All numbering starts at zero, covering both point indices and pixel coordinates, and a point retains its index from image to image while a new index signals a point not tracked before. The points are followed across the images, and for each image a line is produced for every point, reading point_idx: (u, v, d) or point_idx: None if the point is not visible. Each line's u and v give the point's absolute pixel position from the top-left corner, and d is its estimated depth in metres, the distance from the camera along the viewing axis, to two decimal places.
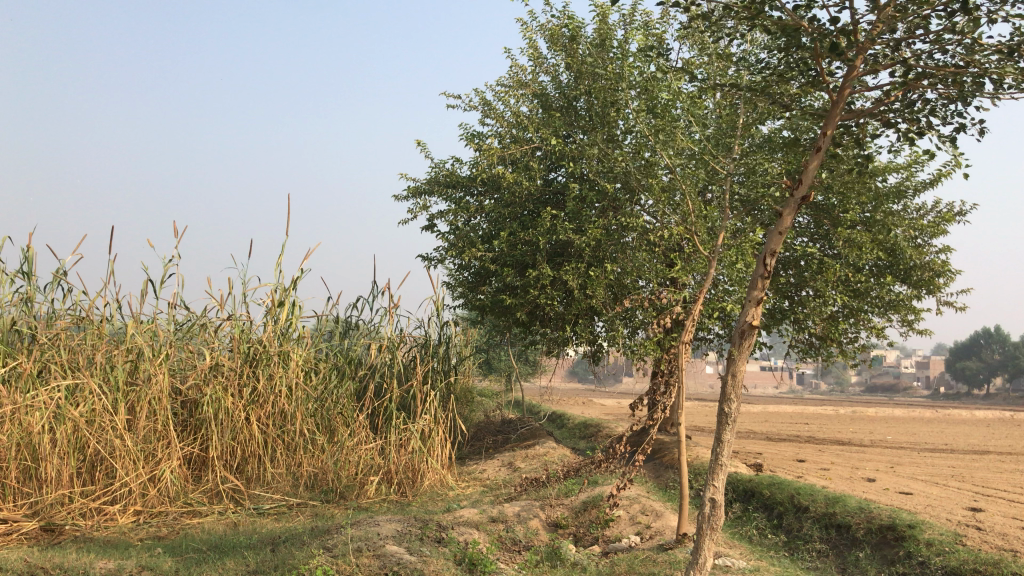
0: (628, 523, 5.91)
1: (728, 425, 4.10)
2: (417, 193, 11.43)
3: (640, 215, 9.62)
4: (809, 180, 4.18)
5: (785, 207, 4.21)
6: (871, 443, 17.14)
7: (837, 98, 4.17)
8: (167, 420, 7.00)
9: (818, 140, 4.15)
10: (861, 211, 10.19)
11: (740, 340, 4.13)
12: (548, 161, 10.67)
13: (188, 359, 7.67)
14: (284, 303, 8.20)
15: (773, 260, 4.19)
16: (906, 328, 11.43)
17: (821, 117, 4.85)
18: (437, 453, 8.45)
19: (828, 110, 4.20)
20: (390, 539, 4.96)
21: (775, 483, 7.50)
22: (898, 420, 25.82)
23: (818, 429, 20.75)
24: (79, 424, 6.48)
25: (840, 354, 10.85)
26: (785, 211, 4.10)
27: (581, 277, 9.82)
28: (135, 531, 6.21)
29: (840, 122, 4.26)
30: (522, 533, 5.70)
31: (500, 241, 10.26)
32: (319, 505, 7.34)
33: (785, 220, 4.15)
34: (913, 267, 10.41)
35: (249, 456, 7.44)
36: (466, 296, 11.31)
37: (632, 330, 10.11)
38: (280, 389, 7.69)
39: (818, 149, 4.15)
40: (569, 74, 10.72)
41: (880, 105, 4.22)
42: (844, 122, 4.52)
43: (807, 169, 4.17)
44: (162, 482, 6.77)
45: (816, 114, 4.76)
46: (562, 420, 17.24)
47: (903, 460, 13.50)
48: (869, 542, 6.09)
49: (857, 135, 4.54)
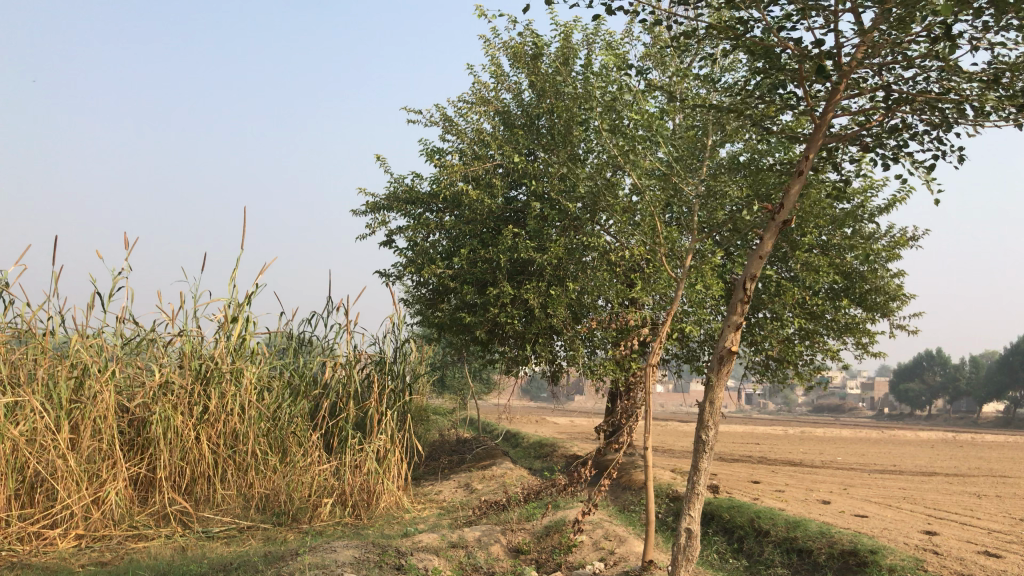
0: (591, 548, 5.79)
1: (706, 452, 4.04)
2: (376, 208, 11.27)
3: (602, 235, 9.59)
4: (790, 205, 4.16)
5: (767, 231, 4.18)
6: (823, 464, 17.33)
7: (820, 121, 4.17)
8: (113, 439, 6.69)
9: (801, 164, 4.14)
10: (818, 234, 10.33)
11: (718, 366, 4.08)
12: (509, 178, 10.60)
13: (135, 375, 7.40)
14: (238, 319, 7.96)
15: (752, 285, 4.15)
16: (860, 352, 11.55)
17: (795, 141, 4.85)
18: (393, 473, 8.26)
19: (810, 132, 4.19)
20: (348, 567, 4.78)
21: (734, 506, 7.47)
22: (847, 441, 26.20)
23: (769, 449, 20.93)
24: (18, 444, 6.18)
25: (796, 376, 10.93)
26: (766, 236, 4.06)
27: (542, 296, 9.74)
28: (76, 557, 5.92)
29: (821, 145, 4.26)
30: (483, 559, 5.57)
31: (460, 258, 10.13)
32: (271, 529, 7.11)
33: (766, 245, 4.10)
34: (868, 291, 10.53)
35: (198, 476, 7.17)
36: (424, 313, 11.16)
37: (591, 349, 10.06)
38: (232, 408, 7.45)
39: (801, 173, 4.14)
40: (532, 92, 10.69)
41: (861, 129, 4.23)
42: (823, 147, 4.52)
43: (789, 193, 4.15)
44: (107, 504, 6.47)
45: (792, 137, 4.76)
46: (517, 439, 17.12)
47: (855, 481, 13.64)
48: (831, 567, 6.07)
49: (835, 159, 4.54)
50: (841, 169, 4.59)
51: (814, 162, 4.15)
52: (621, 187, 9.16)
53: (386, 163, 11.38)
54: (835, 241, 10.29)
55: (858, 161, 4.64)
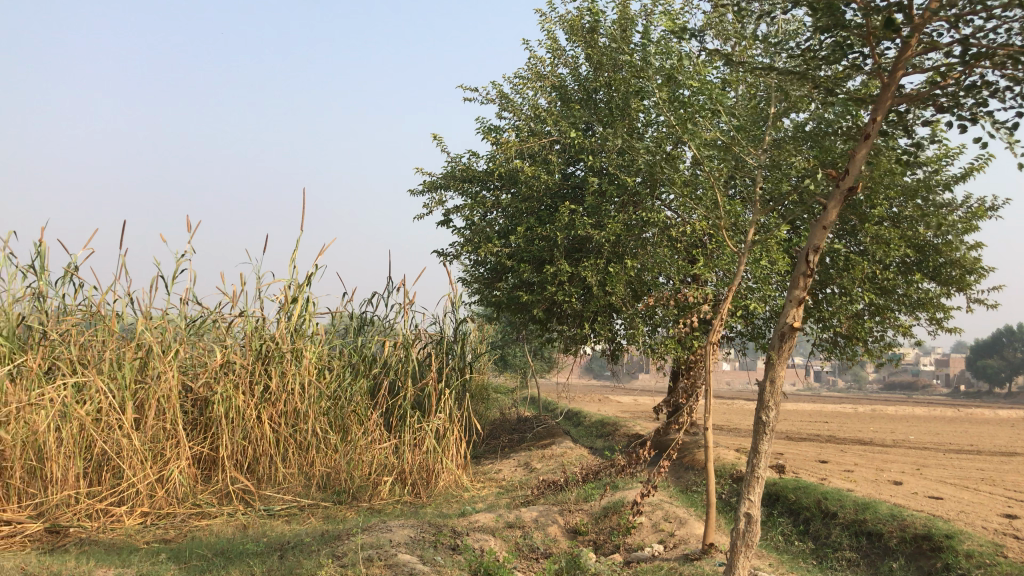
0: (650, 530, 5.67)
1: (766, 434, 3.87)
2: (433, 187, 11.23)
3: (662, 210, 9.36)
4: (855, 171, 3.93)
5: (830, 199, 3.96)
6: (895, 443, 16.82)
7: (890, 79, 3.93)
8: (177, 419, 6.81)
9: (867, 126, 3.91)
10: (889, 206, 9.92)
11: (779, 343, 3.90)
12: (566, 154, 10.45)
13: (199, 356, 7.50)
14: (298, 299, 7.99)
15: (815, 257, 3.93)
16: (934, 327, 11.12)
17: (862, 103, 4.60)
18: (451, 452, 8.24)
19: (879, 93, 3.95)
20: (403, 546, 4.75)
21: (800, 487, 7.24)
22: (922, 419, 25.39)
23: (839, 428, 20.43)
24: (85, 423, 6.31)
25: (866, 354, 10.58)
26: (831, 205, 3.84)
27: (600, 273, 9.59)
28: (141, 533, 6.05)
29: (890, 106, 4.02)
30: (540, 540, 5.50)
31: (517, 236, 10.03)
32: (331, 507, 7.16)
33: (829, 214, 3.89)
34: (944, 264, 10.09)
35: (260, 455, 7.27)
36: (483, 293, 11.12)
37: (652, 328, 9.86)
38: (292, 387, 7.51)
39: (867, 136, 3.91)
40: (589, 65, 10.47)
41: (935, 87, 3.97)
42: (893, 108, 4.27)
43: (855, 158, 3.92)
44: (171, 483, 6.60)
45: (859, 98, 4.52)
46: (579, 418, 17.02)
47: (930, 462, 13.17)
48: (903, 552, 5.84)
49: (905, 122, 4.29)
50: (913, 131, 4.33)
51: (882, 126, 3.92)
52: (681, 161, 8.93)
53: (443, 141, 11.34)
54: (908, 212, 9.88)
55: (932, 123, 4.38)
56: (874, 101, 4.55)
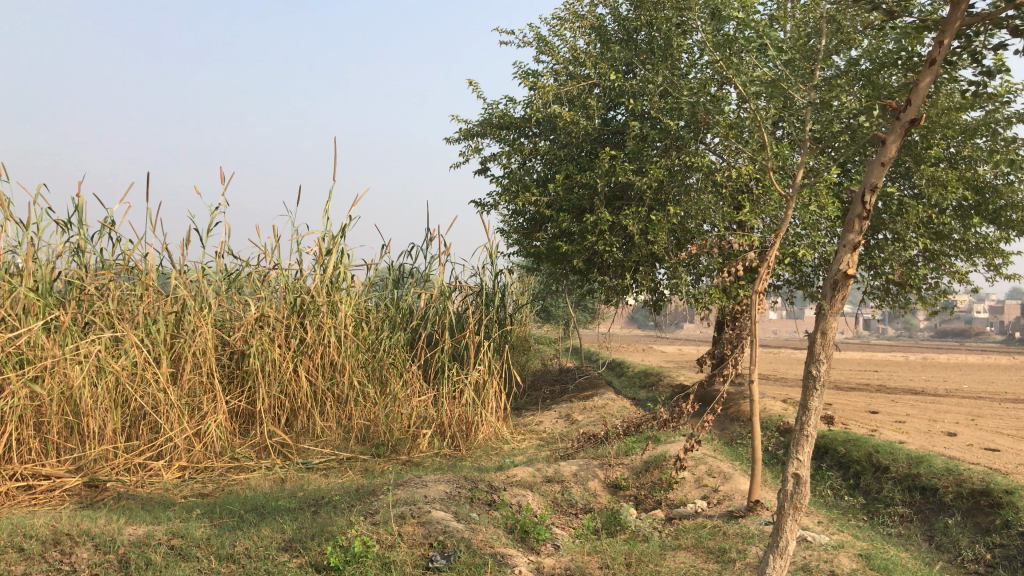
0: (693, 486, 5.49)
1: (816, 391, 3.60)
2: (470, 135, 10.98)
3: (707, 154, 9.00)
4: (918, 102, 3.58)
5: (889, 132, 3.63)
6: (948, 392, 16.36)
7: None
8: (213, 372, 6.77)
9: (934, 51, 3.55)
10: (946, 146, 9.44)
11: (831, 292, 3.64)
12: (606, 98, 10.11)
13: (234, 310, 7.42)
14: (333, 251, 7.85)
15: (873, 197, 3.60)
16: (992, 273, 10.67)
17: (925, 30, 4.22)
18: (491, 405, 8.15)
19: (947, 14, 3.60)
20: (437, 502, 4.62)
21: (850, 440, 6.98)
22: (973, 367, 24.86)
23: (890, 377, 19.98)
24: (120, 378, 6.28)
25: (920, 301, 10.20)
26: (890, 140, 3.53)
27: (642, 222, 9.30)
28: (179, 487, 6.05)
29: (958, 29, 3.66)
30: (580, 495, 5.36)
31: (556, 184, 9.77)
32: (370, 460, 7.10)
33: (889, 148, 3.56)
34: (1005, 207, 9.58)
35: (298, 408, 7.22)
36: (522, 243, 10.90)
37: (696, 277, 9.56)
38: (329, 339, 7.39)
39: (933, 62, 3.56)
40: (629, 4, 10.04)
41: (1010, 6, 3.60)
42: (961, 36, 3.90)
43: (919, 87, 3.57)
44: (208, 437, 6.60)
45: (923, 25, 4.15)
46: (623, 369, 16.85)
47: (986, 411, 12.77)
48: (959, 508, 5.58)
49: (974, 51, 3.92)
50: (983, 61, 3.95)
51: (949, 51, 3.57)
52: (727, 103, 8.56)
53: (479, 87, 11.04)
54: (965, 152, 9.39)
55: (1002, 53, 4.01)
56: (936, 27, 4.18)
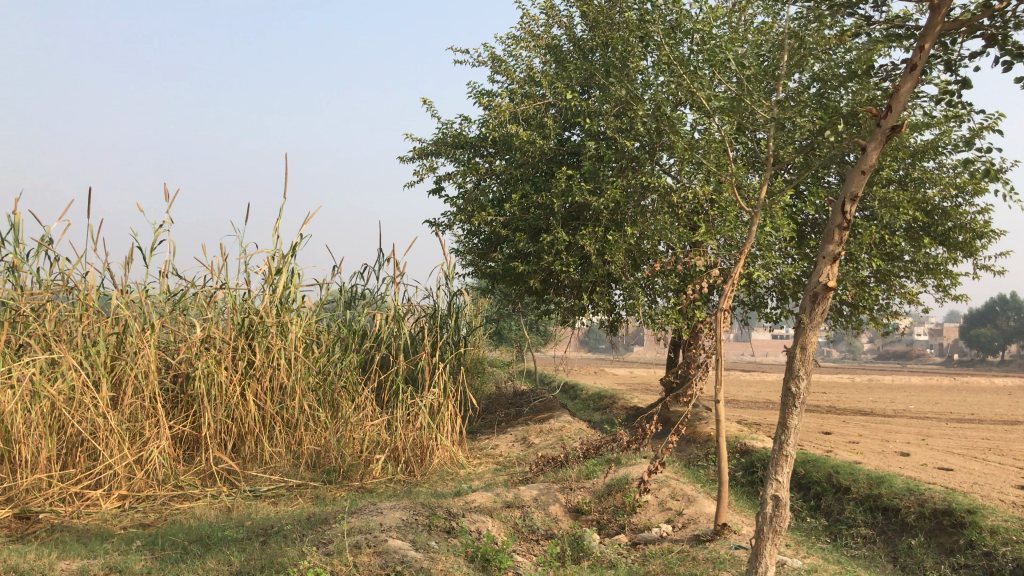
0: (657, 509, 5.36)
1: (796, 408, 3.85)
2: (424, 154, 10.83)
3: (663, 175, 8.97)
4: (899, 108, 3.69)
5: (870, 139, 3.75)
6: (896, 413, 16.55)
7: (941, 4, 3.60)
8: (156, 397, 6.46)
9: (915, 58, 3.63)
10: (895, 169, 9.58)
11: (812, 305, 3.85)
12: (562, 118, 10.05)
13: (179, 331, 7.12)
14: (282, 270, 7.59)
15: (853, 207, 3.79)
16: (941, 294, 10.82)
17: (892, 42, 4.22)
18: (446, 428, 7.93)
19: (927, 19, 3.64)
20: (394, 531, 4.41)
21: (810, 460, 6.93)
22: (918, 389, 25.30)
23: (838, 398, 20.17)
24: (56, 403, 5.94)
25: (872, 322, 10.27)
26: (870, 151, 3.66)
27: (599, 242, 9.18)
28: (118, 518, 5.72)
29: (937, 35, 3.70)
30: (541, 520, 5.19)
31: (511, 204, 9.66)
32: (321, 487, 6.83)
33: (869, 157, 3.71)
34: (953, 228, 9.73)
35: (245, 434, 6.92)
36: (476, 264, 10.76)
37: (652, 298, 9.44)
38: (278, 361, 7.14)
39: (914, 68, 3.65)
40: (584, 25, 10.05)
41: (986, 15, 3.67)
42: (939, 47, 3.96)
43: (900, 95, 3.68)
44: (150, 464, 6.28)
45: (895, 35, 4.17)
46: (576, 392, 16.72)
47: (934, 431, 12.90)
48: (922, 528, 5.56)
49: (951, 62, 3.98)
50: (959, 72, 4.02)
51: (927, 60, 3.67)
52: (683, 124, 8.56)
53: (434, 107, 10.91)
54: (914, 175, 9.54)
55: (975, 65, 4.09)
56: (906, 39, 4.20)
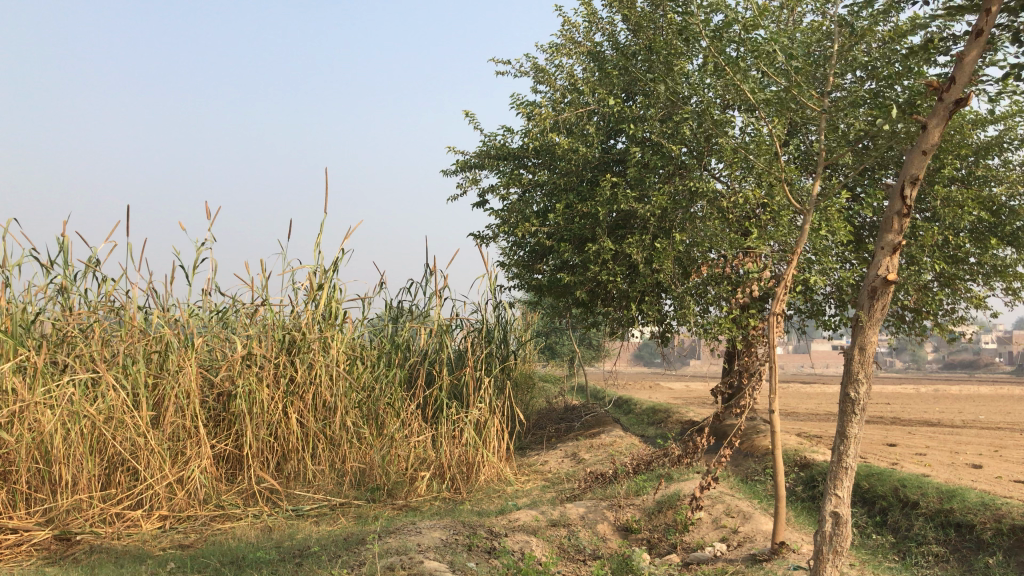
0: (711, 527, 5.08)
1: (856, 415, 3.63)
2: (467, 166, 10.70)
3: (712, 181, 8.68)
4: (964, 80, 3.49)
5: (932, 115, 3.54)
6: (966, 424, 15.85)
7: None
8: (197, 415, 6.38)
9: (981, 24, 3.45)
10: (958, 167, 9.13)
11: (871, 299, 3.61)
12: (606, 126, 9.83)
13: (220, 348, 7.05)
14: (324, 285, 7.48)
15: (914, 189, 3.56)
16: (1011, 297, 10.30)
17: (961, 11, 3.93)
18: (492, 444, 7.73)
19: None
20: (432, 551, 4.22)
21: (874, 473, 6.55)
22: (987, 398, 24.36)
23: (904, 409, 19.40)
24: (96, 423, 5.90)
25: (938, 328, 9.79)
26: (934, 126, 3.45)
27: (646, 250, 8.95)
28: (158, 539, 5.64)
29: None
30: (588, 540, 4.96)
31: (556, 214, 9.44)
32: (364, 505, 6.67)
33: (932, 134, 3.50)
34: (1022, 228, 9.25)
35: (289, 453, 6.81)
36: (522, 276, 10.57)
37: (704, 307, 9.12)
38: (321, 378, 7.01)
39: (980, 35, 3.46)
40: (627, 30, 9.85)
41: None
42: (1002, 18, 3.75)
43: (965, 65, 3.48)
44: (192, 484, 6.19)
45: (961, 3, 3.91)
46: (629, 407, 16.35)
47: (1008, 442, 12.25)
48: (1001, 546, 5.19)
49: (1017, 32, 3.76)
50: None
51: (993, 30, 3.51)
52: (730, 126, 8.28)
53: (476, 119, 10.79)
54: (978, 172, 9.09)
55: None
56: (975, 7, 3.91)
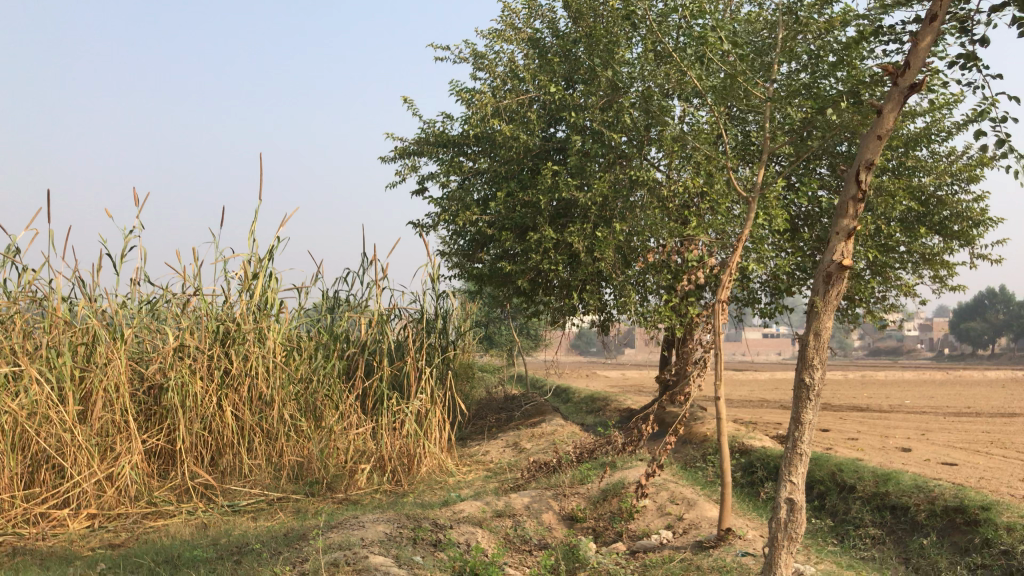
0: (656, 515, 5.08)
1: (810, 402, 3.68)
2: (406, 153, 10.54)
3: (652, 169, 8.70)
4: (916, 67, 3.56)
5: (886, 102, 3.61)
6: (893, 408, 16.34)
7: None
8: (127, 410, 6.13)
9: (933, 10, 3.52)
10: (890, 157, 9.28)
11: (826, 286, 3.67)
12: (547, 114, 9.78)
13: (150, 341, 6.79)
14: (260, 275, 7.27)
15: (869, 174, 3.63)
16: (937, 285, 10.61)
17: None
18: (434, 435, 7.63)
19: None
20: (376, 546, 4.11)
21: (812, 458, 6.66)
22: (911, 383, 25.14)
23: (834, 395, 19.89)
24: (18, 418, 5.68)
25: (869, 316, 10.00)
26: (889, 112, 3.52)
27: (587, 239, 8.92)
28: (86, 539, 5.40)
29: None
30: (534, 530, 4.91)
31: (497, 203, 9.35)
32: (303, 500, 6.51)
33: (886, 120, 3.57)
34: (949, 217, 9.54)
35: (224, 447, 6.60)
36: (462, 266, 10.47)
37: (644, 296, 9.07)
38: (257, 370, 6.81)
39: (933, 22, 3.54)
40: (567, 17, 9.80)
41: None
42: (951, 3, 3.87)
43: (918, 50, 3.55)
44: (121, 480, 5.95)
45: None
46: (568, 395, 16.41)
47: (933, 426, 12.66)
48: (934, 527, 5.32)
49: (964, 18, 3.89)
50: (972, 31, 3.94)
51: (945, 15, 3.58)
52: (671, 114, 8.30)
53: (415, 105, 10.61)
54: (908, 163, 9.32)
55: (988, 24, 3.99)
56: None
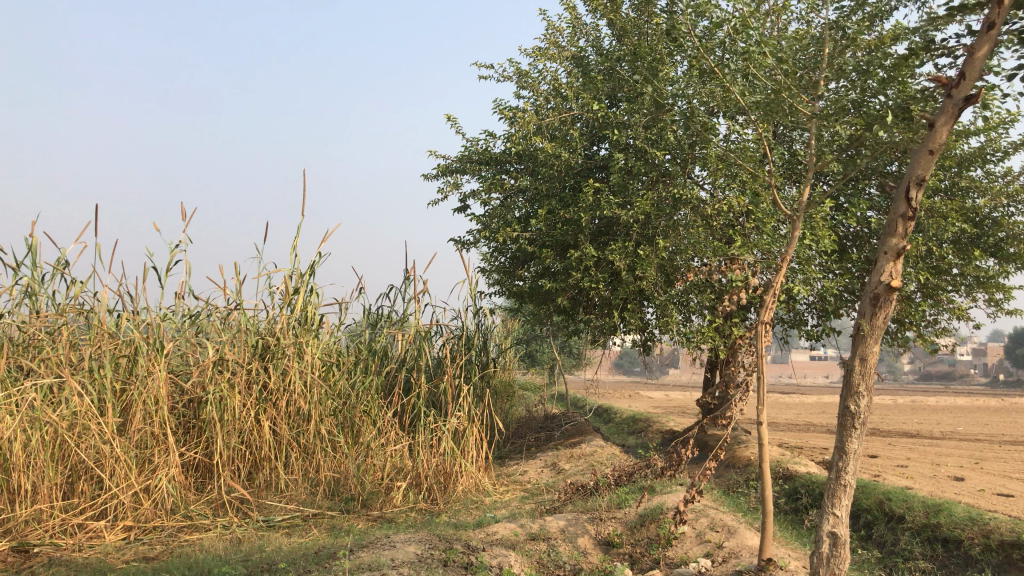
0: (695, 542, 4.94)
1: (856, 430, 3.54)
2: (448, 170, 10.55)
3: (696, 187, 8.57)
4: (971, 79, 3.44)
5: (939, 116, 3.49)
6: (946, 435, 15.79)
7: None
8: (166, 422, 6.17)
9: (989, 19, 3.40)
10: (942, 177, 9.05)
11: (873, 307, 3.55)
12: (590, 132, 9.71)
13: (191, 354, 6.82)
14: (300, 290, 7.28)
15: (920, 191, 3.51)
16: (992, 309, 10.27)
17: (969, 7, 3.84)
18: (471, 454, 7.55)
19: None
20: (405, 567, 4.03)
21: (859, 486, 6.43)
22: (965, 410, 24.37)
23: (885, 420, 19.35)
24: (59, 430, 5.73)
25: (920, 339, 9.70)
26: (942, 125, 3.40)
27: (629, 257, 8.80)
28: (121, 551, 5.41)
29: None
30: (568, 555, 4.79)
31: (537, 220, 9.30)
32: (338, 516, 6.46)
33: (938, 134, 3.46)
34: (1004, 239, 9.18)
35: (261, 461, 6.59)
36: (503, 283, 10.41)
37: (686, 315, 8.98)
38: (296, 386, 6.80)
39: (989, 31, 3.42)
40: (611, 35, 9.75)
41: None
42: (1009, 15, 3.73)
43: (974, 60, 3.43)
44: (158, 493, 5.98)
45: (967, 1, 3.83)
46: (610, 416, 16.20)
47: (988, 454, 12.21)
48: (989, 563, 5.09)
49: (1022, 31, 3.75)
50: None
51: (1003, 24, 3.46)
52: (716, 132, 8.17)
53: (459, 123, 10.63)
54: (961, 183, 9.05)
55: None
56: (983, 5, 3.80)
